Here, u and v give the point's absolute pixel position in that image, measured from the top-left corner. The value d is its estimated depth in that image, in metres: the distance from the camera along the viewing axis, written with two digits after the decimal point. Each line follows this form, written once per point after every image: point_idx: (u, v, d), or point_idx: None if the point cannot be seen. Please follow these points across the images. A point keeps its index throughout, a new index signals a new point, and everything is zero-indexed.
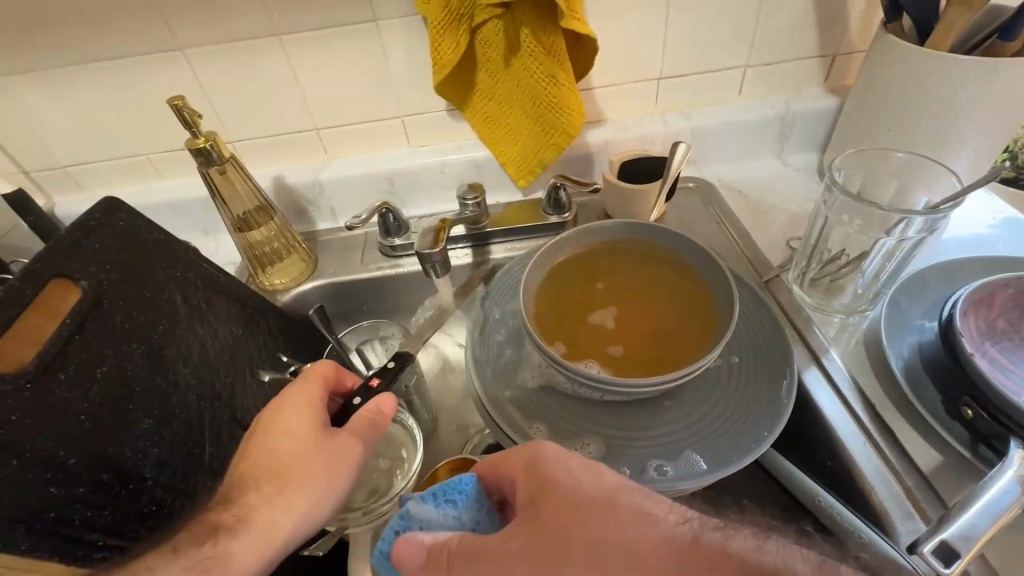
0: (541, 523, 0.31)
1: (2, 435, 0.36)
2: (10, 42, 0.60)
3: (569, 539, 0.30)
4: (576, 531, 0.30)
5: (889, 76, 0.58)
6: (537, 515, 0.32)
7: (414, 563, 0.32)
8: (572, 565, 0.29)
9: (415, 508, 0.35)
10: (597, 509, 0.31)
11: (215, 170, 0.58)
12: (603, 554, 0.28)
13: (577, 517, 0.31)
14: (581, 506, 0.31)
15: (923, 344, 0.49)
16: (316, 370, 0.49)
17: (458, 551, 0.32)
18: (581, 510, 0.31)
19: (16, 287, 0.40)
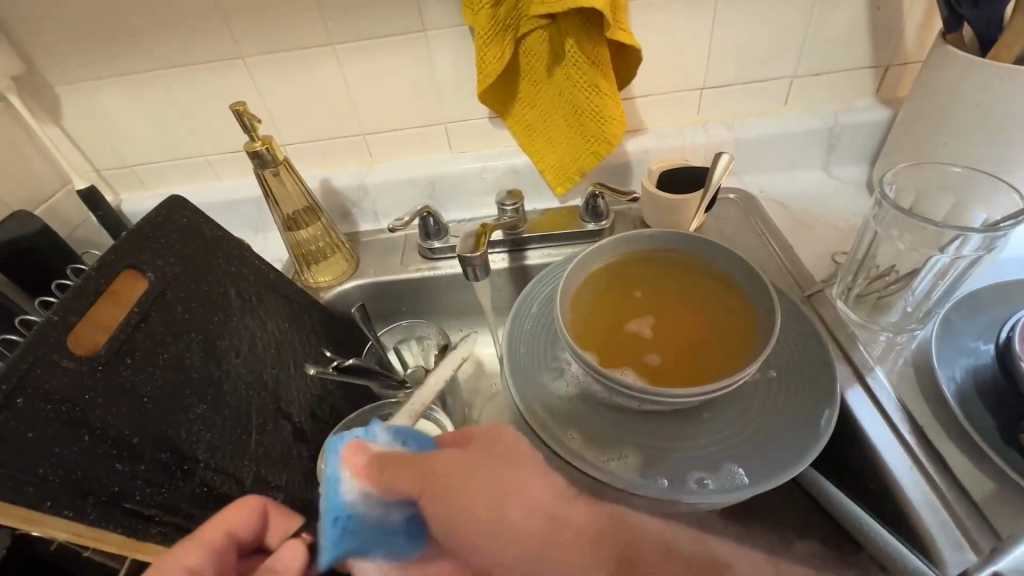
0: (450, 458, 0.33)
1: (77, 412, 0.39)
2: (90, 51, 0.65)
3: (476, 481, 0.31)
4: (465, 490, 0.31)
5: (949, 88, 0.56)
6: (451, 460, 0.33)
7: (357, 462, 0.36)
8: (452, 497, 0.31)
9: (376, 428, 0.40)
10: (498, 463, 0.32)
11: (270, 171, 0.61)
12: (472, 505, 0.30)
13: (475, 470, 0.32)
14: (484, 458, 0.33)
15: (977, 368, 0.47)
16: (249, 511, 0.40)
17: (392, 459, 0.35)
18: (491, 472, 0.32)
19: (95, 277, 0.43)
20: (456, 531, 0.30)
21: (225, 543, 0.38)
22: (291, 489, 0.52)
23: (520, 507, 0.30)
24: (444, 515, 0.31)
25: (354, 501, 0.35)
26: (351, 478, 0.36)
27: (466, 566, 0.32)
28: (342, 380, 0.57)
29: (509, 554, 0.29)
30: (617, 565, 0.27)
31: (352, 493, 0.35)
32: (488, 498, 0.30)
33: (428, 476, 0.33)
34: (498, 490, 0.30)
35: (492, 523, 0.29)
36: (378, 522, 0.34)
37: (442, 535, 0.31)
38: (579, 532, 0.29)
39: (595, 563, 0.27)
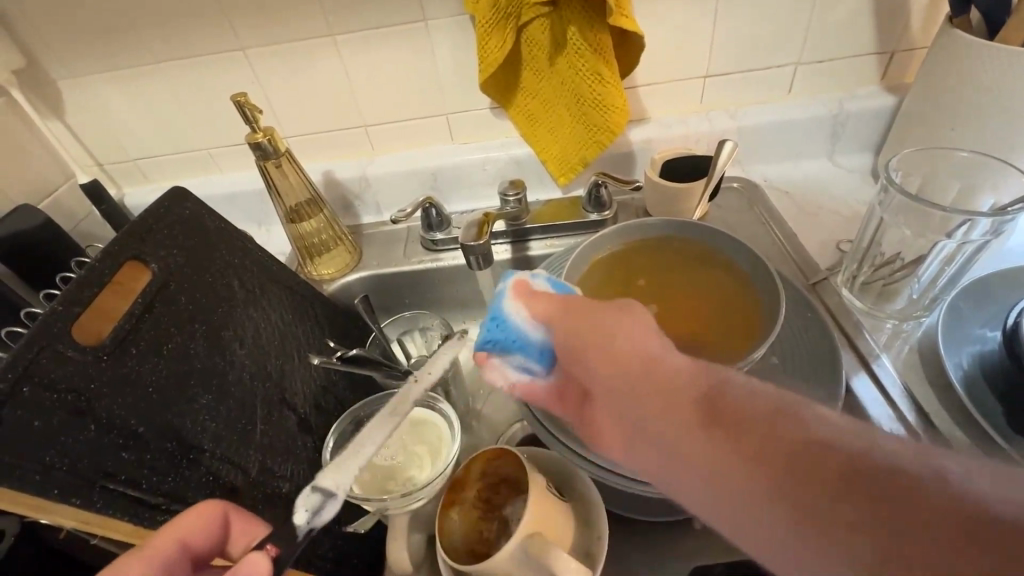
0: (588, 305, 0.33)
1: (84, 402, 0.39)
2: (91, 45, 0.65)
3: (606, 318, 0.31)
4: (594, 322, 0.31)
5: (956, 72, 0.55)
6: (568, 315, 0.33)
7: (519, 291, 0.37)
8: (571, 321, 0.33)
9: (538, 272, 0.40)
10: (619, 306, 0.32)
11: (271, 163, 0.61)
12: (590, 336, 0.31)
13: (622, 316, 0.31)
14: (595, 306, 0.33)
15: (984, 355, 0.46)
16: (208, 511, 0.39)
17: (545, 297, 0.36)
18: (612, 314, 0.31)
19: (99, 267, 0.43)
20: (580, 342, 0.31)
21: (172, 557, 0.36)
22: (297, 478, 0.52)
23: (634, 342, 0.29)
24: (588, 357, 0.31)
25: (510, 313, 0.36)
26: (512, 299, 0.37)
27: (577, 398, 0.34)
28: (345, 370, 0.57)
29: (624, 380, 0.28)
30: (699, 407, 0.26)
31: (518, 314, 0.36)
32: (620, 339, 0.30)
33: (565, 308, 0.34)
34: (603, 331, 0.31)
35: (602, 341, 0.30)
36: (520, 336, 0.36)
37: (559, 343, 0.33)
38: (683, 374, 0.27)
39: (687, 398, 0.26)
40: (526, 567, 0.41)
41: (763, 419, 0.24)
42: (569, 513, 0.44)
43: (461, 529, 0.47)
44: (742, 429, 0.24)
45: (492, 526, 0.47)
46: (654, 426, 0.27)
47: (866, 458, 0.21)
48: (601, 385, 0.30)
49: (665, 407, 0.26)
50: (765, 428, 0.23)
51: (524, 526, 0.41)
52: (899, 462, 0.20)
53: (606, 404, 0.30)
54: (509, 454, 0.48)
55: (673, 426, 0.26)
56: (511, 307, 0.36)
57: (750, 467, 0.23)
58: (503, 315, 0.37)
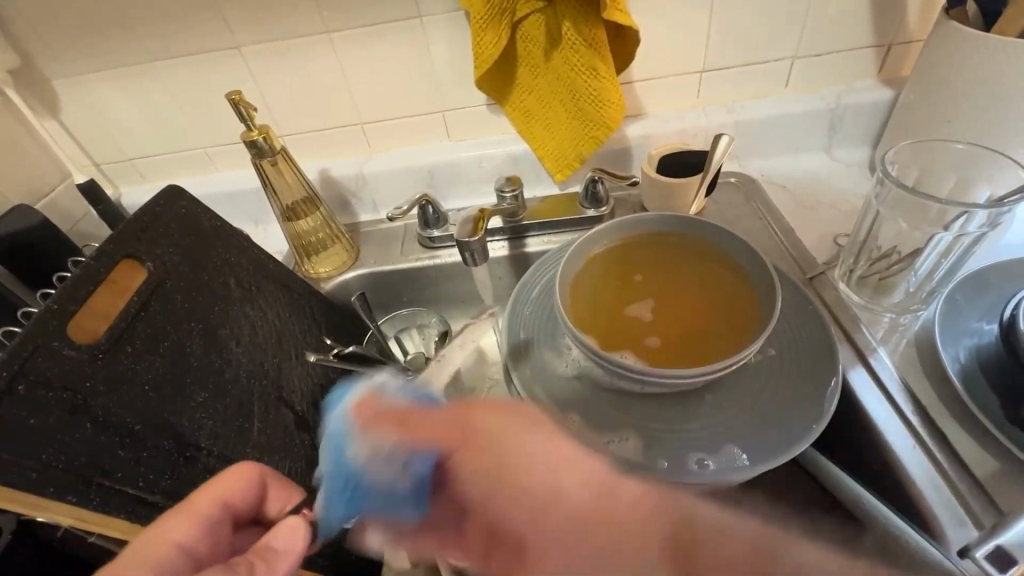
0: (475, 411, 0.37)
1: (79, 400, 0.39)
2: (87, 45, 0.65)
3: (517, 451, 0.35)
4: (503, 441, 0.35)
5: (952, 64, 0.55)
6: (461, 458, 0.36)
7: (367, 409, 0.38)
8: (477, 483, 0.36)
9: (387, 382, 0.42)
10: (524, 470, 0.34)
11: (267, 161, 0.61)
12: (508, 470, 0.34)
13: (524, 432, 0.36)
14: (526, 471, 0.34)
15: (981, 347, 0.46)
16: (246, 474, 0.41)
17: (400, 409, 0.38)
18: (525, 438, 0.35)
19: (93, 265, 0.43)
20: (520, 507, 0.34)
21: (220, 513, 0.39)
22: (295, 475, 0.52)
23: (579, 483, 0.33)
24: (504, 503, 0.34)
25: (362, 460, 0.36)
26: (361, 429, 0.37)
27: (484, 527, 0.36)
28: (342, 366, 0.57)
29: (571, 522, 0.32)
30: (676, 559, 0.31)
31: (363, 450, 0.36)
32: (545, 480, 0.33)
33: (439, 432, 0.36)
34: (522, 465, 0.34)
35: (519, 478, 0.34)
36: (382, 484, 0.36)
37: (497, 518, 0.35)
38: (647, 523, 0.32)
39: (659, 546, 0.32)
40: None
41: (731, 567, 0.31)
42: None
43: None
44: None
45: None
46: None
47: (778, 559, 0.32)
48: (516, 517, 0.34)
49: (644, 548, 0.32)
50: (712, 547, 0.32)
51: None
52: None
53: (535, 555, 0.33)
54: None
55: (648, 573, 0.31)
56: (354, 447, 0.37)
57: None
58: (357, 464, 0.36)
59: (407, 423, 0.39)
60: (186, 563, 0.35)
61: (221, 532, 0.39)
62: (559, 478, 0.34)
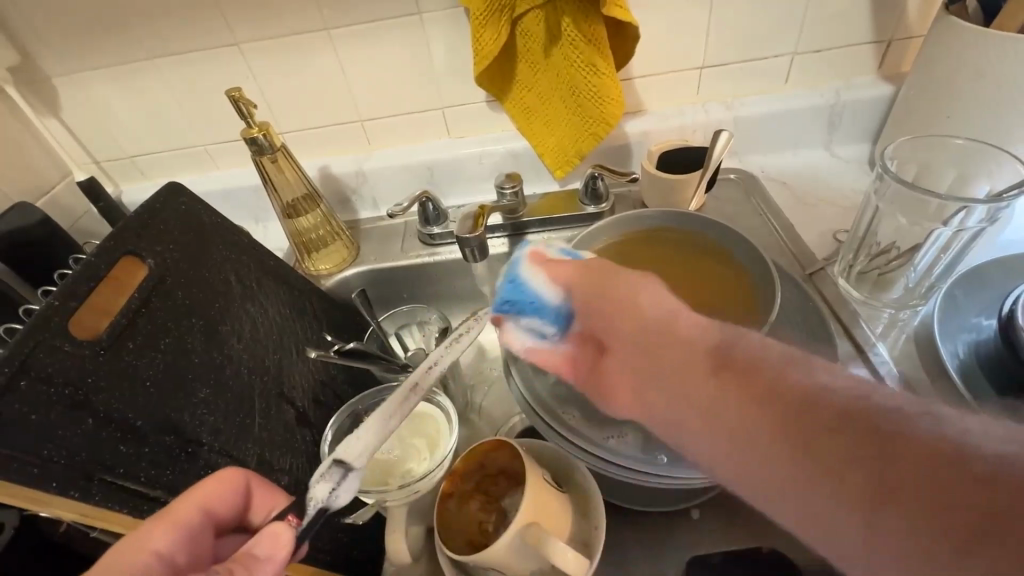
0: (605, 266, 0.38)
1: (80, 396, 0.39)
2: (87, 42, 0.65)
3: (619, 278, 0.36)
4: (599, 289, 0.36)
5: (952, 59, 0.55)
6: (581, 294, 0.37)
7: (553, 266, 0.39)
8: (585, 307, 0.37)
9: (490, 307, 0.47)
10: (630, 306, 0.34)
11: (267, 158, 0.61)
12: (607, 300, 0.35)
13: (643, 283, 0.36)
14: (629, 311, 0.34)
15: (980, 342, 0.46)
16: (233, 480, 0.40)
17: (552, 261, 0.40)
18: (619, 284, 0.36)
19: (94, 262, 0.43)
20: (605, 313, 0.35)
21: (202, 520, 0.38)
22: (295, 472, 0.53)
23: (657, 302, 0.34)
24: (606, 315, 0.35)
25: (529, 279, 0.39)
26: (529, 265, 0.40)
27: (597, 348, 0.37)
28: (343, 363, 0.57)
29: (640, 336, 0.33)
30: (737, 374, 0.29)
31: (535, 279, 0.39)
32: (625, 298, 0.35)
33: (564, 273, 0.39)
34: (609, 293, 0.36)
35: (626, 313, 0.34)
36: (541, 296, 0.39)
37: (598, 329, 0.36)
38: (697, 338, 0.32)
39: (704, 357, 0.31)
40: (524, 556, 0.41)
41: (794, 392, 0.27)
42: (568, 504, 0.45)
43: (460, 520, 0.47)
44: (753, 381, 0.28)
45: (492, 518, 0.47)
46: (707, 408, 0.29)
47: (856, 399, 0.26)
48: (609, 323, 0.35)
49: (683, 368, 0.31)
50: (776, 372, 0.28)
51: (522, 517, 0.41)
52: (934, 415, 0.24)
53: (621, 352, 0.34)
54: (507, 445, 0.47)
55: (696, 377, 0.30)
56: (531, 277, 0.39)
57: (772, 404, 0.27)
58: (524, 281, 0.39)
59: (394, 425, 0.39)
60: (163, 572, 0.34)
61: (201, 540, 0.38)
62: (641, 302, 0.34)
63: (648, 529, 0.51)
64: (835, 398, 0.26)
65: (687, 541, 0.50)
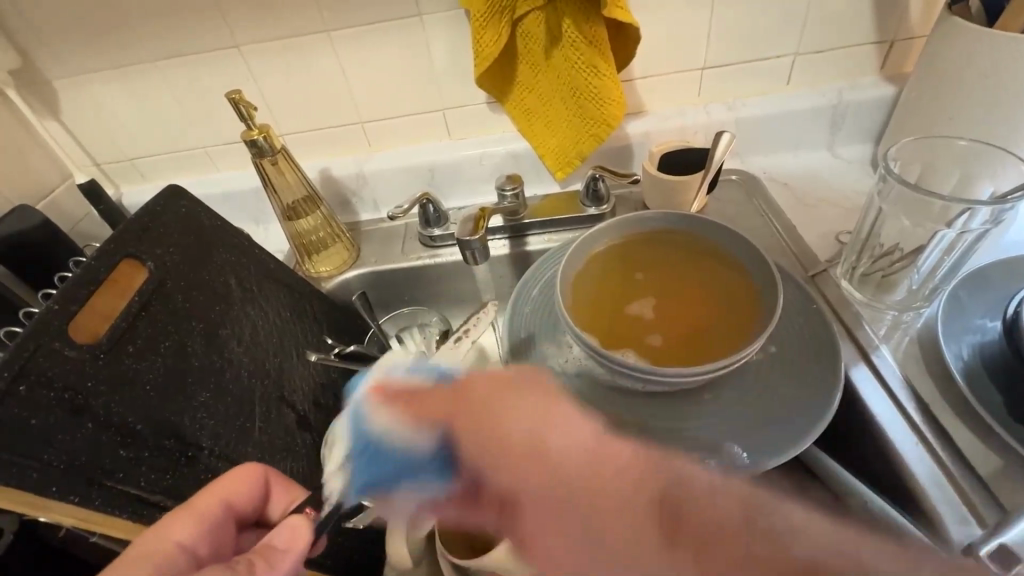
0: (488, 385, 0.39)
1: (80, 400, 0.39)
2: (88, 45, 0.65)
3: (501, 414, 0.37)
4: (493, 410, 0.38)
5: (955, 60, 0.54)
6: (462, 436, 0.39)
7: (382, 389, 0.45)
8: (472, 443, 0.38)
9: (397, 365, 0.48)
10: (527, 433, 0.36)
11: (268, 160, 0.61)
12: (508, 442, 0.36)
13: (519, 403, 0.37)
14: (506, 440, 0.36)
15: (985, 345, 0.46)
16: (251, 474, 0.41)
17: (398, 390, 0.44)
18: (535, 407, 0.37)
19: (93, 266, 0.43)
20: (482, 442, 0.37)
21: (223, 513, 0.39)
22: (296, 475, 0.53)
23: (573, 443, 0.35)
24: (483, 444, 0.37)
25: (375, 428, 0.42)
26: (375, 411, 0.43)
27: (501, 506, 0.39)
28: (344, 365, 0.57)
29: (546, 488, 0.35)
30: (662, 511, 0.31)
31: (378, 423, 0.42)
32: (525, 434, 0.36)
33: (442, 402, 0.41)
34: (497, 418, 0.37)
35: (519, 449, 0.36)
36: (405, 452, 0.41)
37: (495, 484, 0.38)
38: (637, 475, 0.33)
39: (645, 502, 0.32)
40: (525, 561, 0.41)
41: (719, 535, 0.30)
42: None
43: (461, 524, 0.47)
44: (695, 538, 0.30)
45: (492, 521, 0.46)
46: (624, 552, 0.32)
47: (753, 523, 0.30)
48: (514, 480, 0.36)
49: (625, 512, 0.32)
50: (673, 496, 0.32)
51: None
52: (855, 552, 0.28)
53: (537, 510, 0.36)
54: None
55: (628, 512, 0.32)
56: (372, 418, 0.42)
57: (702, 553, 0.30)
58: (375, 429, 0.42)
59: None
60: (189, 563, 0.35)
61: (223, 533, 0.39)
62: (553, 441, 0.35)
63: None
64: (791, 552, 0.29)
65: None
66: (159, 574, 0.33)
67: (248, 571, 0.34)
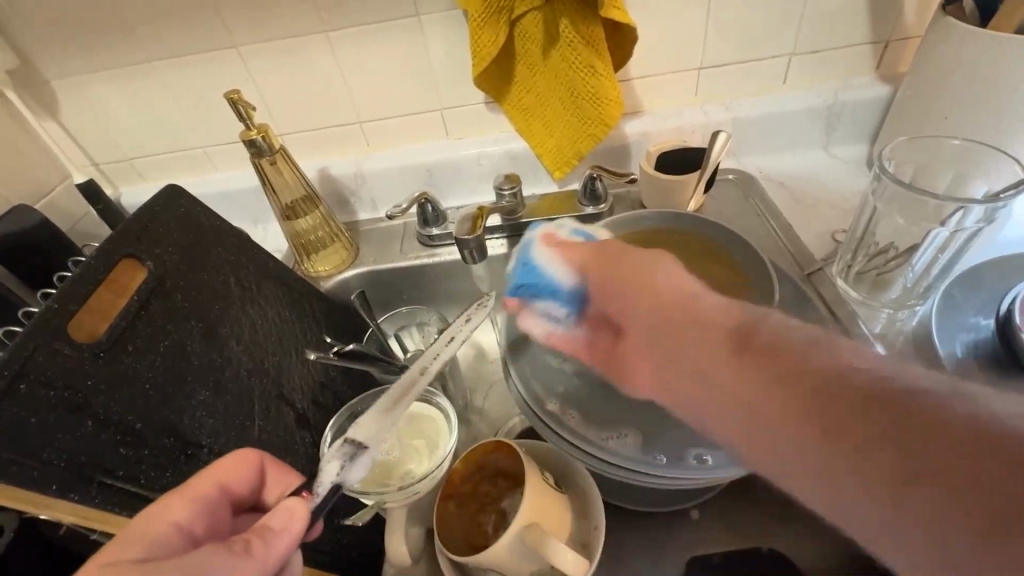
0: (617, 249, 0.42)
1: (79, 399, 0.39)
2: (85, 45, 0.65)
3: (647, 277, 0.37)
4: (624, 266, 0.39)
5: (948, 60, 0.55)
6: (606, 275, 0.40)
7: (559, 248, 0.44)
8: (604, 288, 0.40)
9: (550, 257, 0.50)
10: (646, 291, 0.36)
11: (266, 160, 0.61)
12: (626, 281, 0.38)
13: (658, 262, 0.38)
14: (647, 289, 0.37)
15: (978, 343, 0.46)
16: (245, 458, 0.41)
17: (588, 246, 0.44)
18: (637, 262, 0.39)
19: (93, 265, 0.43)
20: (626, 299, 0.38)
21: (217, 496, 0.39)
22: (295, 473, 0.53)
23: (667, 280, 0.36)
24: (618, 287, 0.38)
25: (541, 257, 0.44)
26: (541, 246, 0.45)
27: (615, 334, 0.40)
28: (341, 364, 0.57)
29: (660, 313, 0.35)
30: (738, 347, 0.31)
31: (543, 253, 0.44)
32: (646, 272, 0.37)
33: (602, 262, 0.41)
34: (640, 275, 0.38)
35: (646, 286, 0.37)
36: (557, 279, 0.43)
37: (612, 304, 0.39)
38: (720, 317, 0.33)
39: (722, 332, 0.32)
40: (523, 556, 0.42)
41: (784, 349, 0.29)
42: (567, 504, 0.45)
43: (461, 519, 0.47)
44: (770, 358, 0.29)
45: (491, 519, 0.47)
46: (755, 406, 0.29)
47: (909, 392, 0.25)
48: (627, 310, 0.37)
49: (701, 332, 0.32)
50: (803, 353, 0.29)
51: (522, 518, 0.41)
52: (951, 398, 0.24)
53: (634, 337, 0.36)
54: (507, 446, 0.47)
55: (709, 352, 0.32)
56: (535, 250, 0.45)
57: (788, 383, 0.28)
58: (534, 262, 0.44)
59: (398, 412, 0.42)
60: (182, 543, 0.35)
61: (217, 516, 0.38)
62: (659, 278, 0.37)
63: (648, 529, 0.51)
64: (853, 375, 0.27)
65: (686, 541, 0.50)
66: (147, 553, 0.33)
67: (245, 552, 0.34)
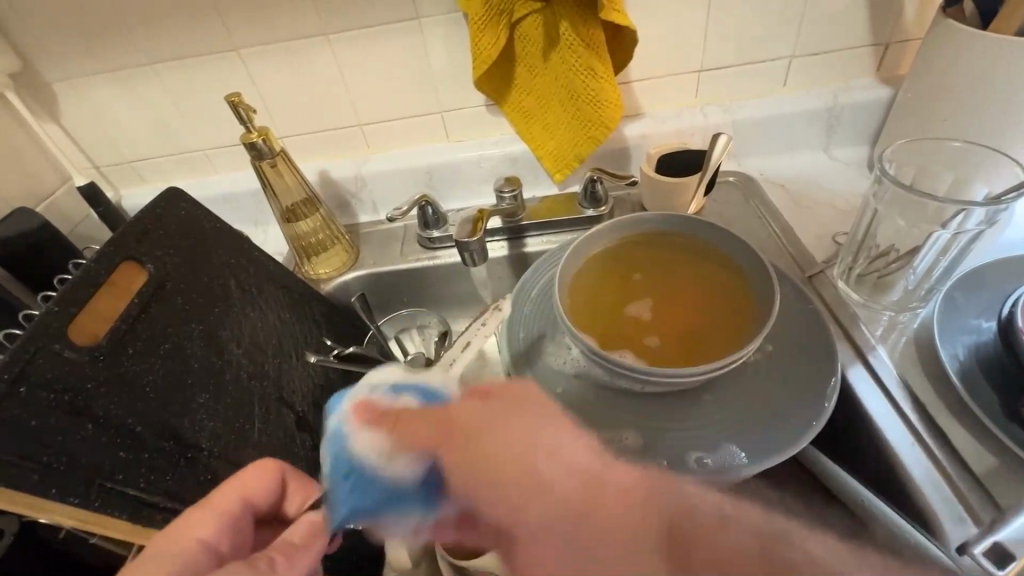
0: (462, 408, 0.36)
1: (80, 402, 0.39)
2: (86, 48, 0.65)
3: (486, 440, 0.33)
4: (480, 441, 0.33)
5: (949, 62, 0.55)
6: (454, 471, 0.34)
7: (367, 412, 0.40)
8: (463, 462, 0.34)
9: (380, 383, 0.44)
10: (537, 482, 0.30)
11: (266, 163, 0.61)
12: (503, 465, 0.32)
13: (515, 426, 0.33)
14: (528, 487, 0.30)
15: (980, 345, 0.46)
16: (266, 468, 0.43)
17: (405, 414, 0.38)
18: (520, 428, 0.33)
19: (93, 268, 0.43)
20: (474, 479, 0.33)
21: (241, 508, 0.40)
22: None
23: (568, 463, 0.31)
24: (466, 466, 0.33)
25: (360, 448, 0.38)
26: (358, 430, 0.39)
27: (501, 547, 0.34)
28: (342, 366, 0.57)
29: (506, 485, 0.31)
30: (679, 560, 0.29)
31: (362, 444, 0.38)
32: (518, 449, 0.32)
33: (430, 435, 0.36)
34: (483, 440, 0.33)
35: (513, 474, 0.31)
36: (394, 485, 0.37)
37: (459, 492, 0.35)
38: (635, 519, 0.29)
39: (654, 529, 0.29)
40: None
41: (710, 535, 0.29)
42: None
43: None
44: (707, 568, 0.28)
45: None
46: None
47: (774, 551, 0.29)
48: (494, 505, 0.32)
49: (630, 538, 0.29)
50: (706, 535, 0.29)
51: None
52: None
53: (537, 544, 0.30)
54: None
55: (637, 566, 0.28)
56: (354, 439, 0.39)
57: None
58: (354, 453, 0.38)
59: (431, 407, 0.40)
60: (210, 556, 0.37)
61: (242, 531, 0.40)
62: (542, 460, 0.31)
63: None
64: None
65: None
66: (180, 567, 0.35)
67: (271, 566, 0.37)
